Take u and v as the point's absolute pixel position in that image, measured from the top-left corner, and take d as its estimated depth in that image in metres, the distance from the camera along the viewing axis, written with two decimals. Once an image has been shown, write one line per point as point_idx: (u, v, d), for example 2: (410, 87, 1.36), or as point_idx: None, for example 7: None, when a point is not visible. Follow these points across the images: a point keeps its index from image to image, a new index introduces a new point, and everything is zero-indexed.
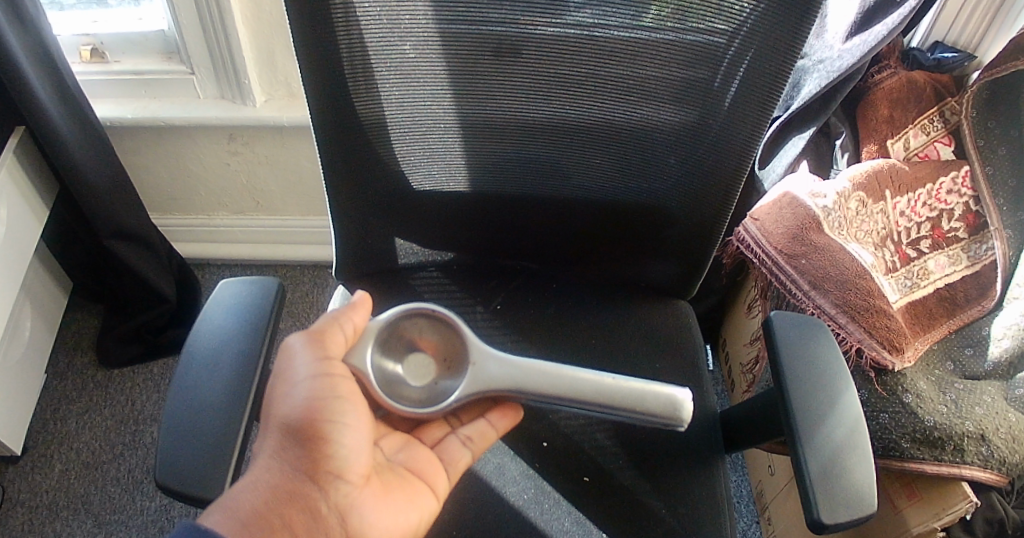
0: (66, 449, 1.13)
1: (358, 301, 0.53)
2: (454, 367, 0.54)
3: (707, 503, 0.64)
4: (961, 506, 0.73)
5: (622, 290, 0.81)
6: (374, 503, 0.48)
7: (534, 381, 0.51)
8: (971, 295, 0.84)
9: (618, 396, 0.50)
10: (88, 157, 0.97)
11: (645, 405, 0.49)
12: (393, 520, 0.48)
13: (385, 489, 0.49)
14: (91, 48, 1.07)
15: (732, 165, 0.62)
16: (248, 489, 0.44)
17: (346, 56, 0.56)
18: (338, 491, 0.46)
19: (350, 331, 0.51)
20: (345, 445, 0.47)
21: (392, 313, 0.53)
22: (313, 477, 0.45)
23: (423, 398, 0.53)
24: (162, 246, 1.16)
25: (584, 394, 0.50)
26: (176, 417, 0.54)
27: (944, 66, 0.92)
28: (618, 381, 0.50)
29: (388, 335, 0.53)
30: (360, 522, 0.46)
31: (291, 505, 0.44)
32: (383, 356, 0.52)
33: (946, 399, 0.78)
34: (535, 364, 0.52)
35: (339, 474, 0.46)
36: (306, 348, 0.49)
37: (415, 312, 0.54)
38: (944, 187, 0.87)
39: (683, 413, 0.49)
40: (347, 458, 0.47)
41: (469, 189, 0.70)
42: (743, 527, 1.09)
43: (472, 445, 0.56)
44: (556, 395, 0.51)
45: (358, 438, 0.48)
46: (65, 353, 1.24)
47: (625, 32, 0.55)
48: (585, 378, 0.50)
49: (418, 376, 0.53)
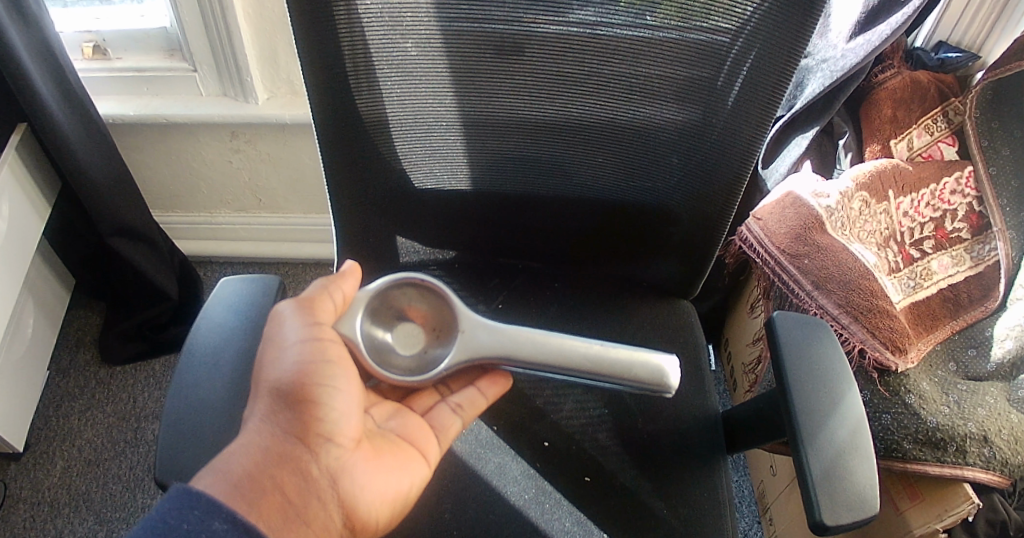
0: (68, 446, 1.13)
1: (347, 270, 0.53)
2: (443, 335, 0.54)
3: (708, 501, 0.64)
4: (963, 507, 0.73)
5: (624, 289, 0.80)
6: (366, 466, 0.47)
7: (524, 350, 0.51)
8: (974, 295, 0.83)
9: (607, 364, 0.50)
10: (89, 153, 0.97)
11: (634, 372, 0.49)
12: (385, 484, 0.48)
13: (376, 454, 0.49)
14: (93, 45, 1.06)
15: (734, 163, 0.62)
16: (239, 452, 0.43)
17: (347, 53, 0.56)
18: (330, 454, 0.46)
19: (339, 299, 0.51)
20: (336, 408, 0.47)
21: (381, 283, 0.52)
22: (304, 439, 0.45)
23: (411, 366, 0.52)
24: (163, 243, 1.16)
25: (574, 361, 0.50)
26: (175, 413, 0.54)
27: (947, 66, 0.92)
28: (606, 349, 0.50)
29: (377, 304, 0.53)
30: (351, 485, 0.46)
31: (282, 467, 0.43)
32: (372, 324, 0.52)
33: (948, 400, 0.78)
34: (525, 332, 0.52)
35: (330, 437, 0.46)
36: (296, 314, 0.49)
37: (404, 282, 0.53)
38: (947, 188, 0.86)
39: (671, 380, 0.49)
40: (338, 421, 0.47)
41: (471, 188, 0.70)
42: (744, 527, 1.08)
43: (463, 412, 0.56)
44: (545, 362, 0.51)
45: (348, 401, 0.48)
46: (66, 350, 1.24)
47: (628, 30, 0.55)
48: (575, 347, 0.50)
49: (407, 345, 0.53)
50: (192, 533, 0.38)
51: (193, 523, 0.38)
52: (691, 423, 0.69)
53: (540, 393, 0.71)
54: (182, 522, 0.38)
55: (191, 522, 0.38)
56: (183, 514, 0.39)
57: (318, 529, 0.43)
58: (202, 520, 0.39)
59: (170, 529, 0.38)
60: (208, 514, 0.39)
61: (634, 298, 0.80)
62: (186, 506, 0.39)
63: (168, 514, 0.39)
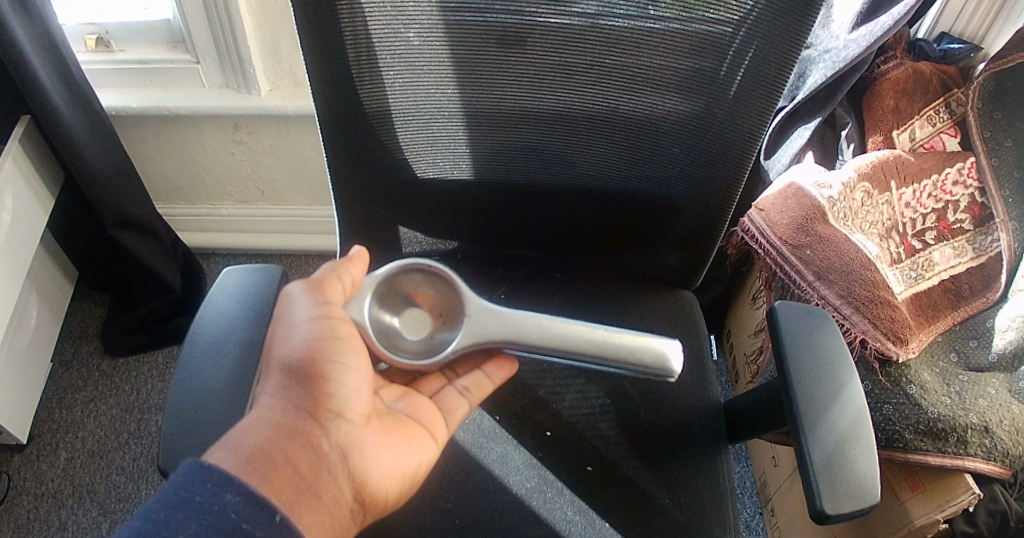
0: (71, 437, 1.13)
1: (356, 255, 0.53)
2: (450, 320, 0.54)
3: (710, 490, 0.65)
4: (964, 498, 0.73)
5: (625, 281, 0.81)
6: (374, 442, 0.48)
7: (530, 336, 0.51)
8: (976, 286, 0.83)
9: (612, 348, 0.50)
10: (92, 145, 0.97)
11: (638, 357, 0.50)
12: (394, 460, 0.48)
13: (385, 431, 0.50)
14: (96, 37, 1.07)
15: (737, 153, 0.61)
16: (251, 427, 0.43)
17: (350, 44, 0.56)
18: (340, 429, 0.46)
19: (348, 282, 0.52)
20: (346, 385, 0.47)
21: (389, 268, 0.53)
22: (314, 414, 0.45)
23: (419, 349, 0.53)
24: (166, 234, 1.16)
25: (579, 346, 0.50)
26: (180, 401, 0.54)
27: (950, 57, 0.91)
28: (611, 334, 0.50)
29: (385, 289, 0.53)
30: (361, 461, 0.46)
31: (293, 441, 0.43)
32: (380, 308, 0.53)
33: (950, 391, 0.78)
34: (531, 317, 0.52)
35: (341, 412, 0.46)
36: (306, 294, 0.49)
37: (411, 267, 0.53)
38: (950, 178, 0.87)
39: (673, 365, 0.50)
40: (348, 398, 0.47)
41: (473, 177, 0.70)
42: (746, 518, 1.08)
43: (469, 395, 0.57)
44: (551, 348, 0.51)
45: (359, 378, 0.48)
46: (69, 343, 1.24)
47: (631, 21, 0.55)
48: (581, 332, 0.51)
49: (414, 330, 0.54)
50: (206, 506, 0.38)
51: (205, 496, 0.39)
52: (694, 413, 0.69)
53: (543, 383, 0.72)
54: (194, 495, 0.39)
55: (203, 495, 0.39)
56: (194, 487, 0.39)
57: (328, 502, 0.43)
58: (214, 492, 0.39)
59: (184, 502, 0.38)
60: (220, 487, 0.39)
61: (636, 290, 0.80)
62: (198, 479, 0.39)
63: (180, 486, 0.39)
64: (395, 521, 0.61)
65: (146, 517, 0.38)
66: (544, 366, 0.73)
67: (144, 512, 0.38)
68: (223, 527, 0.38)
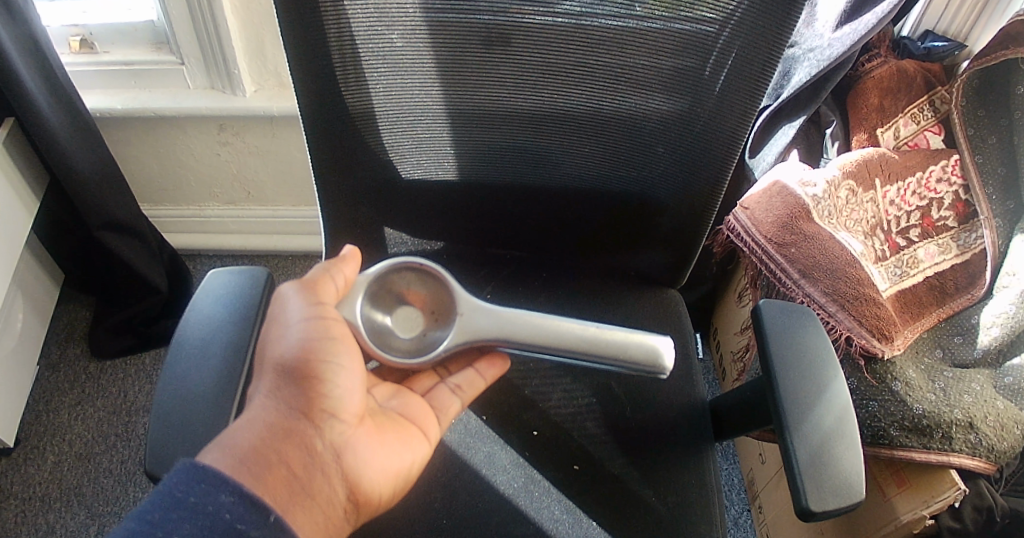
0: (59, 440, 1.13)
1: (348, 254, 0.52)
2: (442, 318, 0.54)
3: (697, 489, 0.65)
4: (950, 494, 0.73)
5: (611, 280, 0.81)
6: (369, 442, 0.48)
7: (521, 334, 0.52)
8: (961, 283, 0.84)
9: (603, 345, 0.50)
10: (76, 146, 0.97)
11: (630, 353, 0.50)
12: (387, 460, 0.48)
13: (379, 431, 0.49)
14: (81, 39, 1.06)
15: (720, 151, 0.61)
16: (244, 428, 0.43)
17: (334, 45, 0.56)
18: (334, 430, 0.46)
19: (341, 283, 0.51)
20: (340, 385, 0.47)
21: (381, 267, 0.53)
22: (308, 414, 0.45)
23: (411, 348, 0.53)
24: (153, 236, 1.15)
25: (569, 343, 0.50)
26: (166, 406, 0.54)
27: (933, 55, 0.92)
28: (603, 331, 0.50)
29: (378, 288, 0.53)
30: (356, 461, 0.46)
31: (287, 442, 0.43)
32: (372, 307, 0.53)
33: (934, 387, 0.79)
34: (522, 314, 0.52)
35: (334, 413, 0.46)
36: (300, 295, 0.49)
37: (404, 266, 0.53)
38: (933, 176, 0.87)
39: (665, 361, 0.50)
40: (342, 398, 0.47)
41: (458, 177, 0.70)
42: (734, 515, 1.09)
43: (461, 393, 0.57)
44: (542, 344, 0.51)
45: (353, 379, 0.48)
46: (56, 346, 1.23)
47: (615, 20, 0.55)
48: (571, 329, 0.51)
49: (407, 329, 0.54)
50: (201, 506, 0.38)
51: (200, 496, 0.38)
52: (681, 411, 0.70)
53: (529, 382, 0.71)
54: (189, 495, 0.38)
55: (198, 495, 0.38)
56: (189, 487, 0.39)
57: (322, 502, 0.43)
58: (208, 492, 0.39)
59: (179, 502, 0.38)
60: (215, 487, 0.39)
61: (622, 289, 0.80)
62: (193, 479, 0.39)
63: (175, 487, 0.39)
64: (382, 522, 0.61)
65: (141, 518, 0.38)
66: (530, 366, 0.73)
67: (138, 513, 0.38)
68: (217, 527, 0.38)
